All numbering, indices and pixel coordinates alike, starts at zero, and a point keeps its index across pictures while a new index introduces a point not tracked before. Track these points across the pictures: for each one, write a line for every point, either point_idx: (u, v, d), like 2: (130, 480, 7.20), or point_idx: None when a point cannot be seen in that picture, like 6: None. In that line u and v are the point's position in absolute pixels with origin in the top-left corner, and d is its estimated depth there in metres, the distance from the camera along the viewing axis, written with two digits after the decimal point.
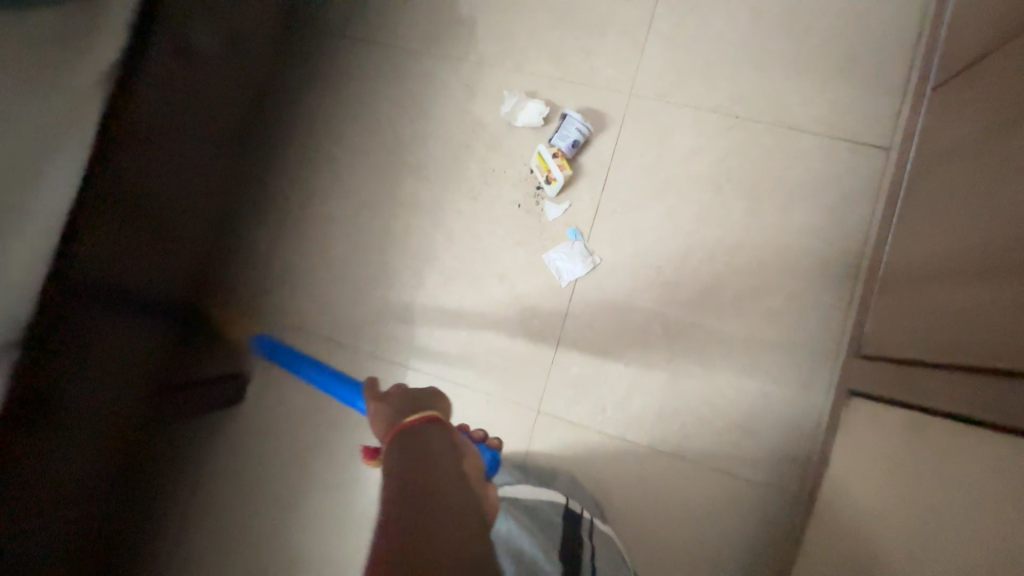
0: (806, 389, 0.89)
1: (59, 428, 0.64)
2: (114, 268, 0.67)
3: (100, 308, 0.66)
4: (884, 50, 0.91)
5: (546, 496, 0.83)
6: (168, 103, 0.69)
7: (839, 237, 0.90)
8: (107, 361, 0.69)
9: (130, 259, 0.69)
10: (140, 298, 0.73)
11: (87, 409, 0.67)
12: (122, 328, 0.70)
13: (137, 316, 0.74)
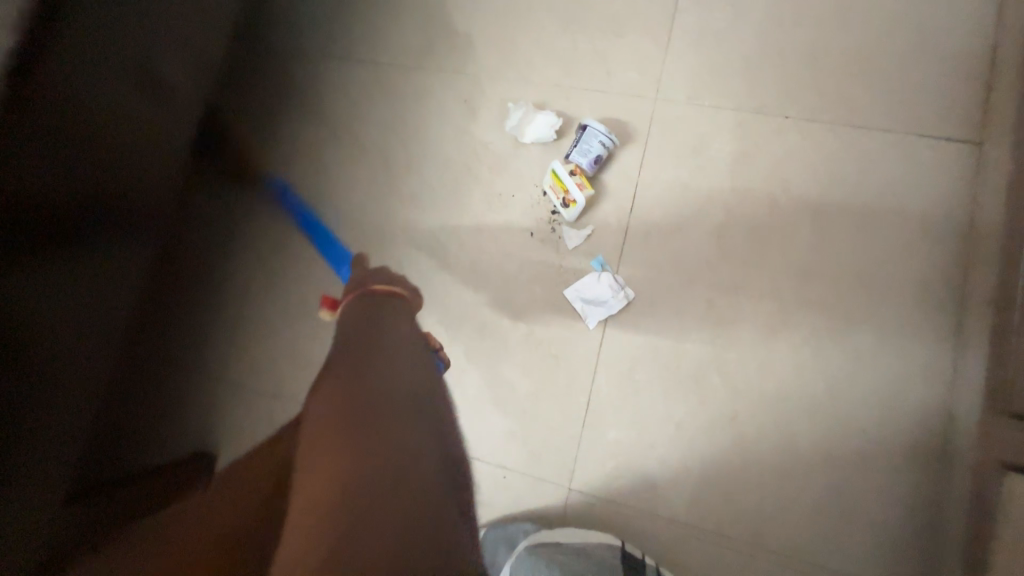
0: (914, 446, 0.71)
1: None
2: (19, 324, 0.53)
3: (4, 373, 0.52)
4: (959, 31, 0.79)
5: (599, 538, 0.73)
6: (104, 123, 0.58)
7: (932, 251, 0.74)
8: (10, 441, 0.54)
9: (43, 313, 0.56)
10: (63, 365, 0.60)
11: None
12: (36, 400, 0.57)
13: (59, 386, 0.60)
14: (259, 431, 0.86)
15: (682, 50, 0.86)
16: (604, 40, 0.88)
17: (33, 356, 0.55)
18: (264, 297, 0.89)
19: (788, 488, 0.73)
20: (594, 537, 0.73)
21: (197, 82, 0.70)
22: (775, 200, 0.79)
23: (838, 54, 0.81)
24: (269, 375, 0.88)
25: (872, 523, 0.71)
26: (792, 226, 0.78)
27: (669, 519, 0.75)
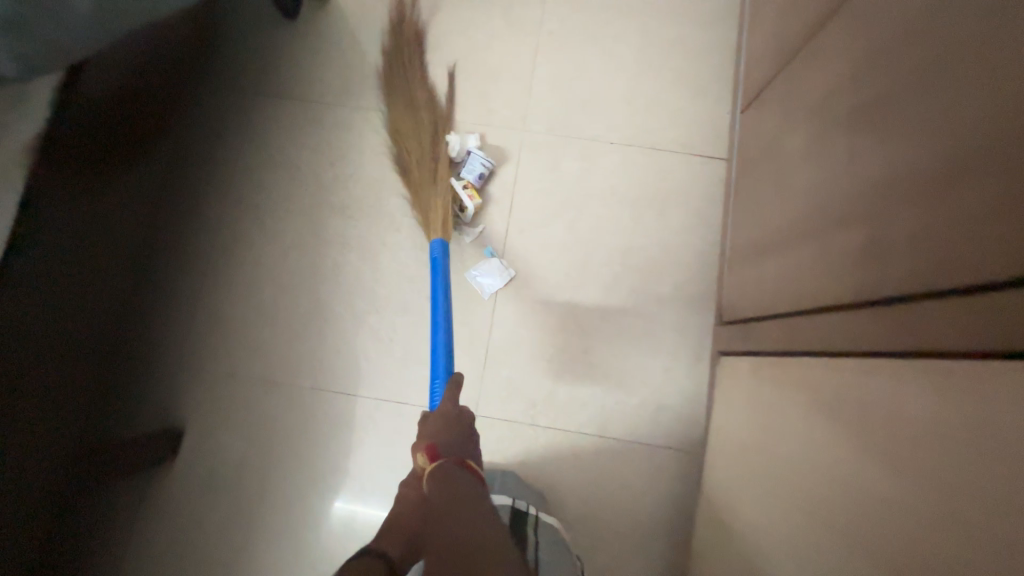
0: (698, 359, 1.07)
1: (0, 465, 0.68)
2: (54, 309, 0.73)
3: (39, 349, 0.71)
4: (714, 85, 1.19)
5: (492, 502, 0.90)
6: (90, 156, 0.75)
7: (704, 231, 1.12)
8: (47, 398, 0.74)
9: (65, 301, 0.75)
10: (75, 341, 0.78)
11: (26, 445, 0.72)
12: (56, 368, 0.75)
13: (68, 360, 0.77)
14: (220, 406, 1.05)
15: (539, 93, 1.18)
16: (485, 86, 1.18)
17: (58, 335, 0.74)
18: (218, 296, 1.08)
19: (624, 397, 1.05)
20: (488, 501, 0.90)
21: (146, 109, 0.86)
22: (606, 201, 1.13)
23: (642, 98, 1.18)
24: (225, 360, 1.06)
25: (676, 413, 1.05)
26: (618, 219, 1.13)
27: (547, 430, 1.04)
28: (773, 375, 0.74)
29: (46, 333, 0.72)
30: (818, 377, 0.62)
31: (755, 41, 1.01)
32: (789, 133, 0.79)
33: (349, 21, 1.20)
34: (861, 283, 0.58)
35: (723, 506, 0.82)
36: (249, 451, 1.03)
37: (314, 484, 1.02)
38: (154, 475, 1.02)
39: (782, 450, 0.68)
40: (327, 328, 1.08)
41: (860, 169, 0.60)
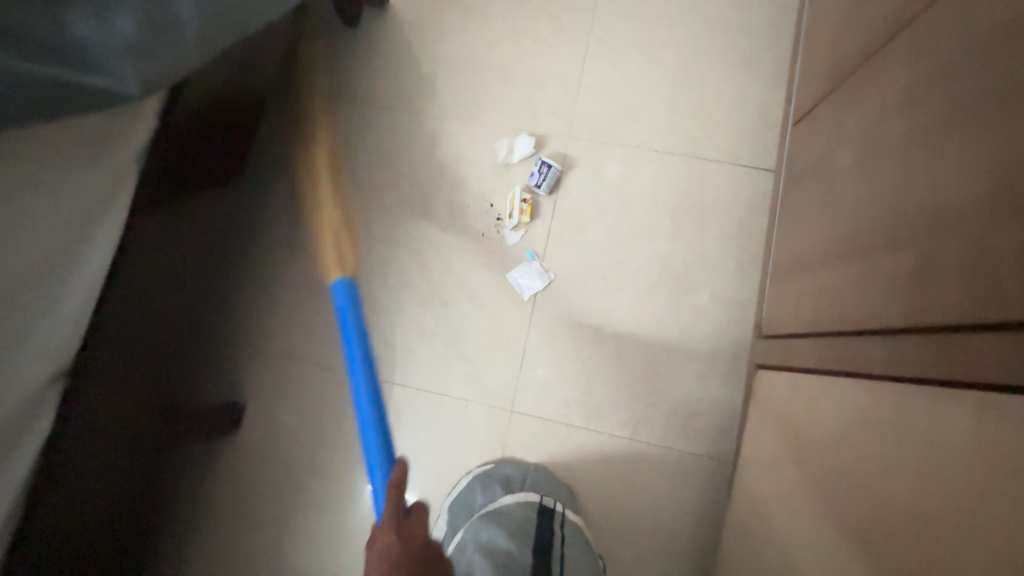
0: (732, 370, 1.07)
1: (95, 438, 0.76)
2: (145, 299, 0.81)
3: (130, 335, 0.79)
4: (763, 94, 1.18)
5: (521, 498, 0.94)
6: (183, 165, 0.84)
7: (745, 241, 1.12)
8: (136, 379, 0.82)
9: (153, 292, 0.82)
10: (161, 328, 0.85)
11: (116, 421, 0.79)
12: (144, 352, 0.83)
13: (156, 346, 0.85)
14: (279, 385, 1.14)
15: (586, 100, 1.21)
16: (531, 93, 1.22)
17: (147, 322, 0.82)
18: (280, 284, 1.18)
19: (655, 403, 1.07)
20: (515, 497, 0.94)
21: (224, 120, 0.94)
22: (648, 209, 1.15)
23: (688, 106, 1.18)
24: (284, 343, 1.16)
25: (708, 422, 1.06)
26: (658, 227, 1.14)
27: (578, 429, 1.08)
28: (811, 390, 0.75)
29: (136, 320, 0.80)
30: (860, 398, 0.63)
31: (811, 51, 0.99)
32: (840, 150, 0.79)
33: (407, 29, 1.27)
34: (904, 306, 0.58)
35: (753, 516, 0.83)
36: (302, 428, 1.12)
37: (360, 463, 1.10)
38: (218, 443, 1.12)
39: (816, 465, 0.68)
40: (376, 319, 1.15)
41: (911, 192, 0.60)
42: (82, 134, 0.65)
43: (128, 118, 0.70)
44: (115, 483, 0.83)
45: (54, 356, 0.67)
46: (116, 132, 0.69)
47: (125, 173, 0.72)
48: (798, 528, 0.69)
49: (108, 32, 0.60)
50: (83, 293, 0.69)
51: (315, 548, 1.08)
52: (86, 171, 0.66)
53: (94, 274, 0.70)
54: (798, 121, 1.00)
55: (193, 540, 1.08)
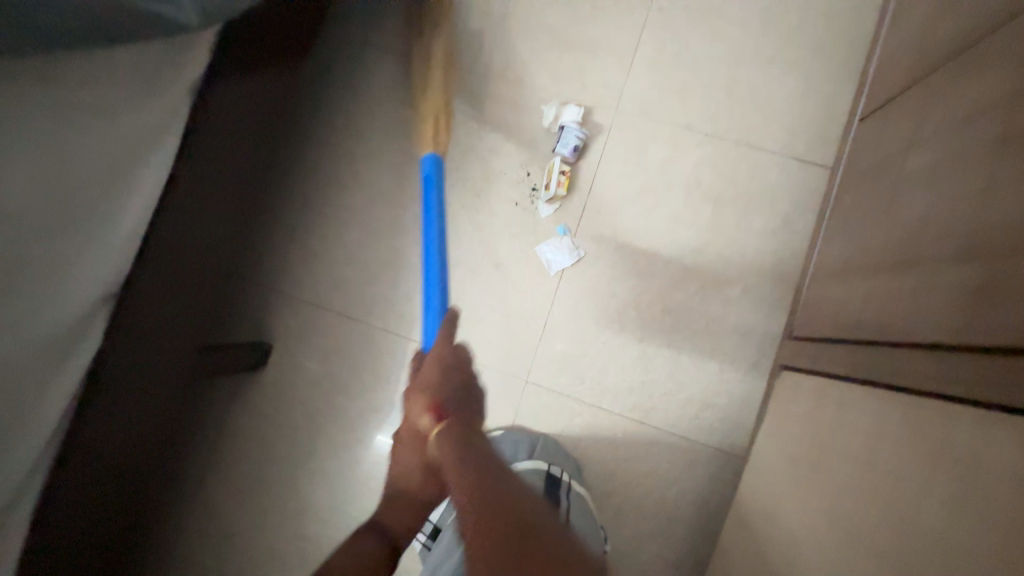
0: (755, 368, 1.06)
1: (140, 363, 0.80)
2: (191, 236, 0.83)
3: (174, 270, 0.82)
4: (831, 84, 1.10)
5: (530, 466, 0.95)
6: (240, 106, 0.85)
7: (788, 239, 1.08)
8: (181, 312, 0.86)
9: (198, 230, 0.85)
10: (204, 266, 0.88)
11: (162, 349, 0.83)
12: (189, 287, 0.86)
13: (197, 284, 0.88)
14: (305, 331, 1.18)
15: (640, 74, 1.15)
16: (583, 60, 1.17)
17: (192, 260, 0.85)
18: (314, 233, 1.19)
19: (672, 390, 1.07)
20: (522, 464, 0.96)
21: (282, 61, 0.92)
22: (690, 194, 1.11)
23: (748, 89, 1.12)
24: (314, 292, 1.18)
25: (721, 416, 1.06)
26: (698, 215, 1.10)
27: (590, 406, 1.09)
28: (839, 399, 0.74)
29: (182, 255, 0.83)
30: (893, 412, 0.62)
31: (896, 40, 0.91)
32: (913, 152, 0.74)
33: None
34: (963, 325, 0.55)
35: (759, 513, 0.84)
36: (325, 373, 1.17)
37: (376, 413, 1.15)
38: (244, 377, 1.18)
39: (832, 471, 0.68)
40: (403, 278, 1.17)
41: (988, 206, 0.56)
42: (141, 64, 0.65)
43: (183, 51, 0.70)
44: (156, 411, 0.86)
45: (104, 277, 0.69)
46: (171, 63, 0.69)
47: (176, 107, 0.73)
48: (803, 529, 0.69)
49: None
50: (131, 218, 0.70)
51: (328, 488, 1.13)
52: (135, 102, 0.66)
53: (142, 202, 0.71)
54: (868, 117, 0.93)
55: (219, 464, 1.16)
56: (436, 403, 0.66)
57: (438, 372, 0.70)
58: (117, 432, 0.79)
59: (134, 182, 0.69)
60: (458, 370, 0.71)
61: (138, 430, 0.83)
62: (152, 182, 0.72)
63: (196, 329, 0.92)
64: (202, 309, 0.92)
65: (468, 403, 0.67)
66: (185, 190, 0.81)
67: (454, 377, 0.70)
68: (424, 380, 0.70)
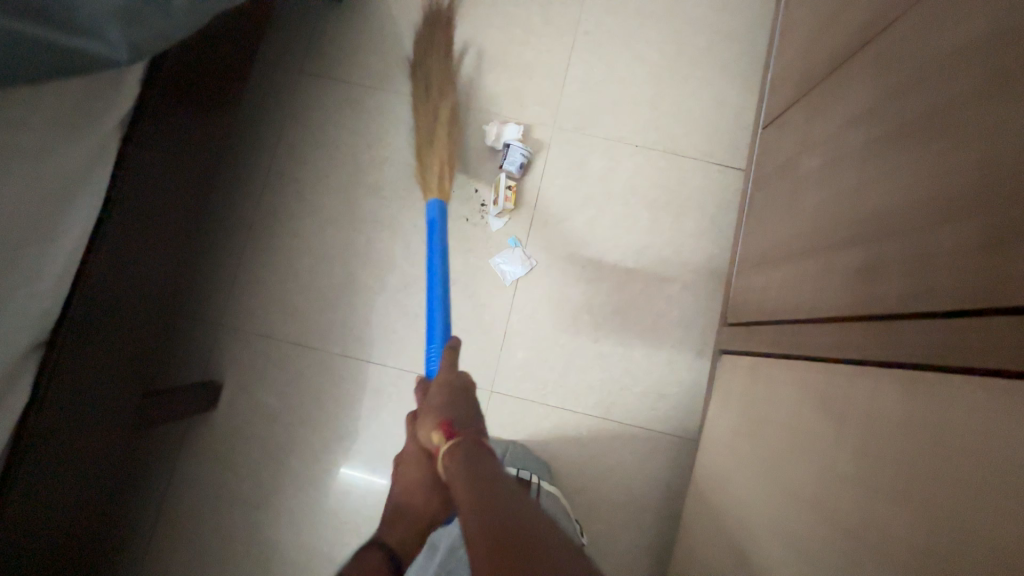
0: (699, 356, 1.15)
1: (67, 418, 0.74)
2: (121, 277, 0.79)
3: (102, 315, 0.77)
4: (737, 96, 1.24)
5: None
6: (168, 138, 0.82)
7: (715, 235, 1.19)
8: (107, 356, 0.80)
9: (128, 269, 0.80)
10: (133, 303, 0.83)
11: (87, 399, 0.78)
12: (115, 328, 0.80)
13: (123, 324, 0.82)
14: (258, 364, 1.14)
15: (572, 92, 1.23)
16: (518, 81, 1.24)
17: (119, 301, 0.80)
18: (261, 262, 1.16)
19: (627, 384, 1.14)
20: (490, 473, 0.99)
21: (207, 90, 0.90)
22: (627, 202, 1.20)
23: (669, 103, 1.24)
24: (265, 323, 1.15)
25: (673, 403, 1.14)
26: (636, 219, 1.19)
27: (554, 408, 1.13)
28: (767, 374, 0.83)
29: (110, 298, 0.77)
30: (808, 380, 0.71)
31: (784, 59, 1.06)
32: (805, 154, 0.86)
33: (395, 8, 1.25)
34: (854, 300, 0.65)
35: (713, 488, 0.91)
36: (282, 406, 1.13)
37: (340, 441, 1.12)
38: (192, 421, 1.11)
39: (769, 439, 0.77)
40: (358, 300, 1.16)
41: (867, 197, 0.67)
42: (67, 98, 0.63)
43: (111, 85, 0.68)
44: (80, 464, 0.80)
45: (33, 326, 0.65)
46: (100, 99, 0.67)
47: (107, 144, 0.70)
48: (752, 496, 0.77)
49: None
50: (64, 260, 0.67)
51: (294, 526, 1.09)
52: (57, 142, 0.63)
53: (75, 245, 0.68)
54: (768, 126, 1.07)
55: (170, 518, 1.08)
56: (445, 423, 0.60)
57: (447, 395, 0.66)
58: (44, 494, 0.74)
59: (62, 227, 0.65)
60: (462, 394, 0.67)
61: (63, 487, 0.78)
62: (82, 226, 0.68)
63: (125, 373, 0.86)
64: (131, 352, 0.87)
65: (476, 415, 0.64)
66: (115, 232, 0.75)
67: (461, 400, 0.65)
68: (432, 405, 0.66)
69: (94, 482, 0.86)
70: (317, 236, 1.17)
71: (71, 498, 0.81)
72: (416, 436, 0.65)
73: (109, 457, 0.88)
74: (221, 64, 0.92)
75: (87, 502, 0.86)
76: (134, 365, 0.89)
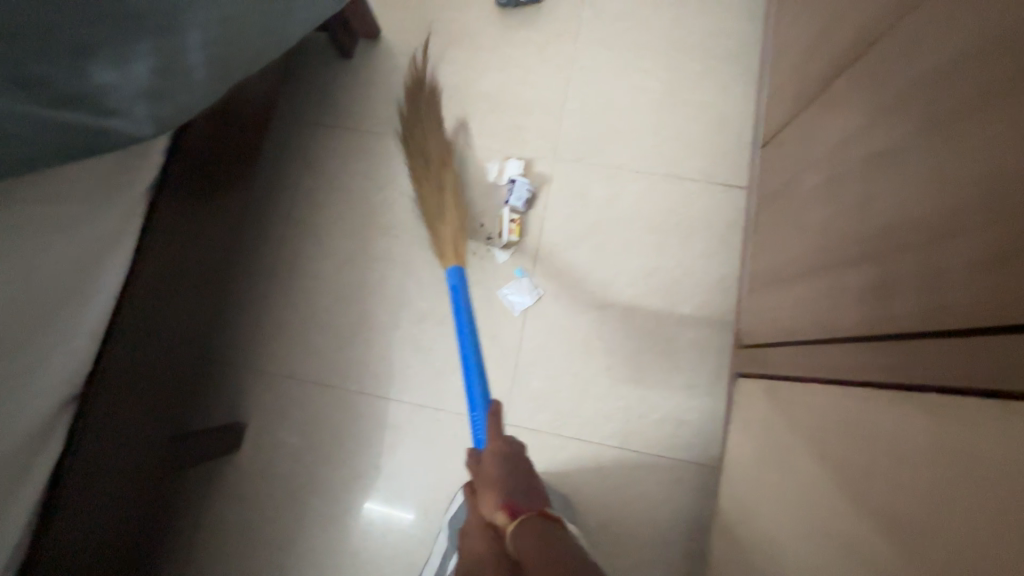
0: (717, 379, 1.12)
1: (100, 463, 0.78)
2: (148, 326, 0.84)
3: (132, 363, 0.82)
4: (736, 117, 1.25)
5: None
6: (190, 195, 0.89)
7: (724, 255, 1.18)
8: (135, 402, 0.84)
9: (155, 318, 0.85)
10: (160, 351, 0.88)
11: (118, 444, 0.82)
12: (143, 375, 0.85)
13: (152, 370, 0.87)
14: (279, 405, 1.17)
15: (572, 126, 1.27)
16: (520, 118, 1.28)
17: (148, 349, 0.85)
18: (280, 306, 1.21)
19: (644, 411, 1.12)
20: None
21: (224, 148, 0.98)
22: (633, 226, 1.21)
23: (668, 128, 1.26)
24: (287, 364, 1.19)
25: (695, 430, 1.10)
26: (642, 243, 1.20)
27: (571, 438, 1.12)
28: (785, 398, 0.80)
29: (138, 346, 0.82)
30: (827, 403, 0.69)
31: (778, 80, 1.07)
32: (806, 171, 0.85)
33: (403, 61, 1.34)
34: (862, 320, 0.64)
35: (740, 519, 0.87)
36: (303, 446, 1.15)
37: (360, 480, 1.13)
38: (218, 462, 1.14)
39: (796, 468, 0.73)
40: (373, 337, 1.19)
41: (867, 213, 0.66)
42: (96, 172, 0.69)
43: (139, 156, 0.75)
44: (113, 509, 0.84)
45: (70, 375, 0.70)
46: (126, 169, 0.74)
47: (133, 210, 0.77)
48: (781, 529, 0.73)
49: (125, 78, 0.65)
50: (95, 316, 0.72)
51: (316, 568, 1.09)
52: (94, 206, 0.69)
53: (106, 296, 0.74)
54: (766, 144, 1.07)
55: (197, 562, 1.09)
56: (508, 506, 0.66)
57: (502, 462, 0.77)
58: (78, 539, 0.77)
59: (96, 281, 0.71)
60: (514, 458, 0.78)
61: (96, 531, 0.81)
62: (112, 279, 0.74)
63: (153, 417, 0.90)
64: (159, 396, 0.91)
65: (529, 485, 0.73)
66: (144, 284, 0.81)
67: (515, 466, 0.76)
68: (489, 476, 0.75)
69: (125, 526, 0.89)
70: (334, 277, 1.22)
71: (102, 543, 0.84)
72: (478, 508, 0.72)
73: (139, 500, 0.91)
74: (235, 124, 1.00)
75: (119, 546, 0.89)
76: (162, 410, 0.93)
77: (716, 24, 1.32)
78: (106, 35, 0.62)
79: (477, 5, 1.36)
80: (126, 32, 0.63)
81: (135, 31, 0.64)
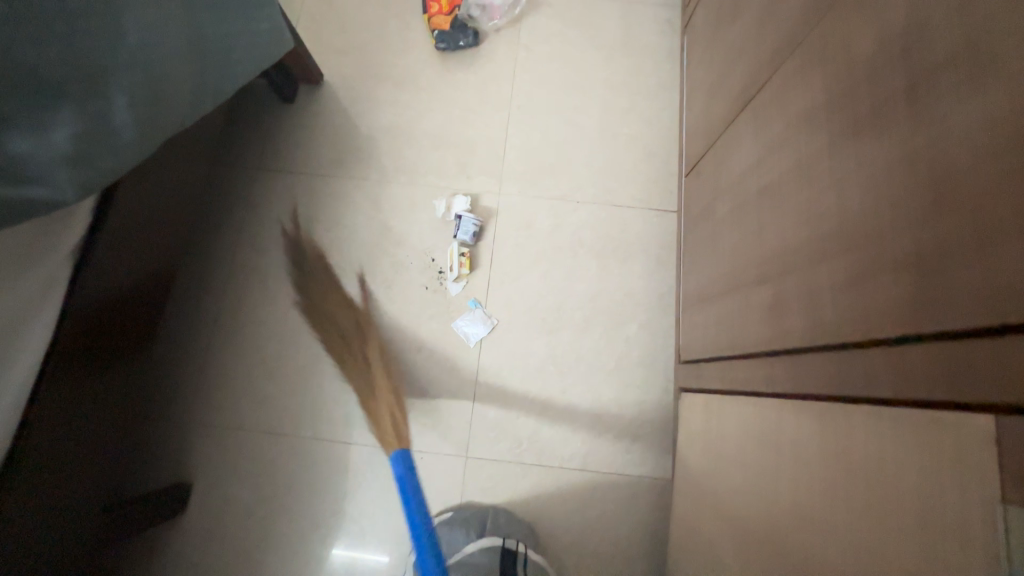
0: (664, 394, 1.18)
1: (20, 549, 0.73)
2: (74, 394, 0.79)
3: (58, 436, 0.77)
4: (663, 146, 1.36)
5: (486, 543, 1.01)
6: (120, 253, 0.87)
7: (661, 275, 1.26)
8: (64, 477, 0.80)
9: (82, 384, 0.81)
10: (91, 418, 0.84)
11: (41, 526, 0.76)
12: (72, 447, 0.80)
13: (82, 440, 0.83)
14: (227, 460, 1.12)
15: (513, 161, 1.33)
16: (463, 155, 1.33)
17: (77, 418, 0.81)
18: (226, 356, 1.17)
19: (599, 431, 1.15)
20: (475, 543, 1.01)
21: (157, 202, 0.96)
22: (576, 253, 1.27)
23: (602, 159, 1.34)
24: (233, 416, 1.14)
25: (648, 444, 1.15)
26: (586, 268, 1.26)
27: (532, 465, 1.13)
28: (720, 409, 0.86)
29: (65, 417, 0.78)
30: (751, 414, 0.74)
31: (692, 114, 1.18)
32: (718, 198, 0.94)
33: (344, 104, 1.37)
34: (770, 335, 0.70)
35: (690, 530, 0.91)
36: (256, 501, 1.10)
37: (318, 530, 1.09)
38: (160, 528, 1.07)
39: (730, 475, 0.78)
40: (326, 379, 1.17)
41: (766, 239, 0.74)
42: (18, 241, 0.66)
43: (63, 221, 0.73)
44: None
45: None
46: (46, 236, 0.71)
47: (55, 275, 0.74)
48: (723, 536, 0.77)
49: (45, 147, 0.64)
50: (14, 391, 0.68)
51: None
52: (16, 278, 0.67)
53: (28, 370, 0.70)
54: (687, 173, 1.17)
55: None
56: None
57: None
58: None
59: (17, 357, 0.68)
60: None
61: None
62: (36, 352, 0.71)
63: (84, 491, 0.85)
64: (92, 466, 0.86)
65: None
66: (69, 351, 0.77)
67: None
68: None
69: None
70: (283, 322, 1.20)
71: None
72: None
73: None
74: (169, 178, 0.99)
75: None
76: (96, 481, 0.88)
77: (637, 63, 1.43)
78: (18, 106, 0.61)
79: (414, 49, 1.42)
80: (39, 100, 0.63)
81: (52, 99, 0.64)
